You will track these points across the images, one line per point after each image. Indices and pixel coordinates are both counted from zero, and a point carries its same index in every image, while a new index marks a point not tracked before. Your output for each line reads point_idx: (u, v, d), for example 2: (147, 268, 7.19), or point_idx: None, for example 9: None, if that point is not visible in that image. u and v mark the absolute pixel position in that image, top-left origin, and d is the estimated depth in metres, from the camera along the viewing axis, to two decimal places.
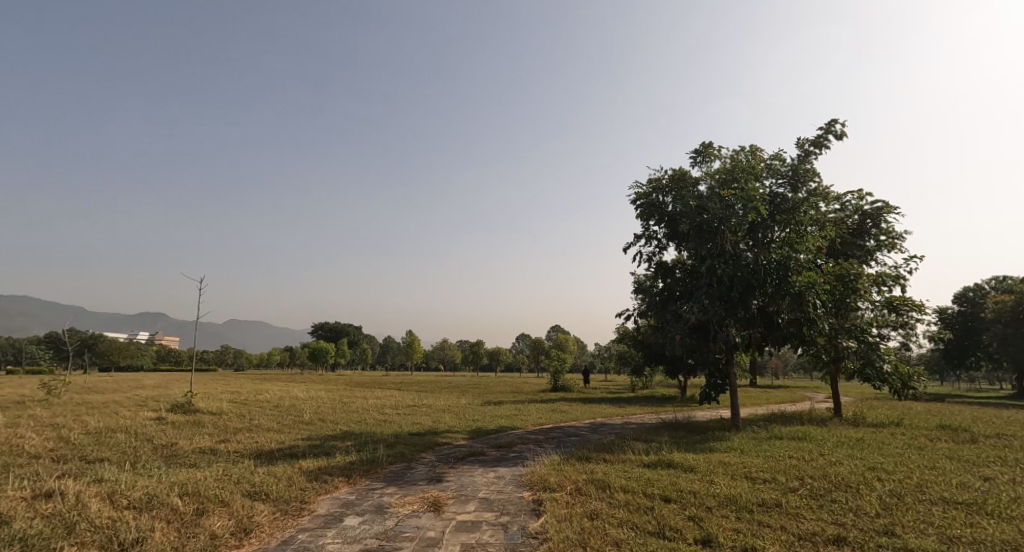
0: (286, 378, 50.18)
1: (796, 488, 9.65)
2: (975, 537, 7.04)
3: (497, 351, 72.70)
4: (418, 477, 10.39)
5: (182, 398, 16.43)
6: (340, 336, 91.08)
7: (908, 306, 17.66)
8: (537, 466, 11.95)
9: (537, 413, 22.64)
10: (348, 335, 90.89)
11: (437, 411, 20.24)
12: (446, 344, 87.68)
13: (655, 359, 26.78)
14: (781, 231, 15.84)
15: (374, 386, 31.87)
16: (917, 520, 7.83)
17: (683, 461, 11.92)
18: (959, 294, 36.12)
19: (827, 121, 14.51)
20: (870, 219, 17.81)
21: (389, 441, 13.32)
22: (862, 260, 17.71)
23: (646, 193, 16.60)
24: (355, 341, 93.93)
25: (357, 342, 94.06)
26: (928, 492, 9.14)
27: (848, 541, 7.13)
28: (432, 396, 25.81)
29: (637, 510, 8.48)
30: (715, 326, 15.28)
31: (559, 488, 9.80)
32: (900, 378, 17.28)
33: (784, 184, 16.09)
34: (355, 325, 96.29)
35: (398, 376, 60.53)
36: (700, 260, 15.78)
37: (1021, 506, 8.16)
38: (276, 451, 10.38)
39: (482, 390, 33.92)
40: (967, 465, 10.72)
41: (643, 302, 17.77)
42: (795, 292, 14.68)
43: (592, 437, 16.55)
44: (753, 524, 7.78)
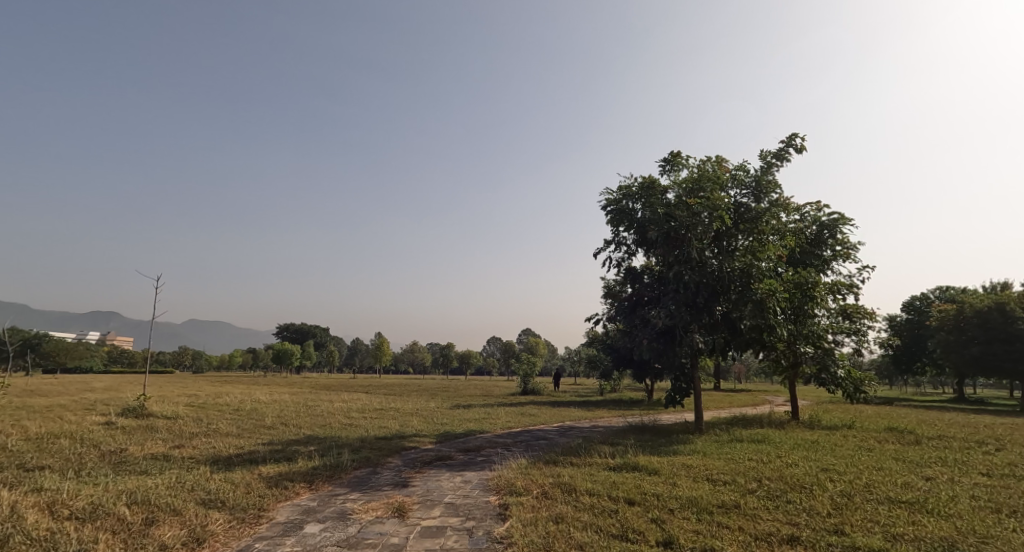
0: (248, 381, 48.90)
1: (754, 489, 9.96)
2: (916, 534, 7.41)
3: (467, 355, 72.40)
4: (384, 482, 10.33)
5: (134, 402, 15.82)
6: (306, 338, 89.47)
7: (861, 314, 18.42)
8: (504, 470, 11.99)
9: (505, 417, 22.69)
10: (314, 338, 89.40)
11: (405, 415, 20.07)
12: (416, 347, 87.03)
13: (623, 363, 27.18)
14: (744, 239, 16.36)
15: (340, 389, 31.37)
16: (865, 519, 8.20)
17: (648, 465, 12.14)
18: (908, 303, 37.87)
19: (789, 135, 15.09)
20: (827, 230, 18.49)
21: (354, 445, 13.20)
22: (819, 269, 18.40)
23: (616, 199, 16.90)
24: (322, 344, 92.51)
25: (324, 344, 92.63)
26: (875, 492, 9.57)
27: (801, 540, 7.40)
28: (400, 399, 25.62)
29: (601, 513, 8.62)
30: (681, 331, 15.63)
31: (525, 492, 9.87)
32: (853, 382, 18.00)
33: (748, 194, 16.57)
34: (322, 328, 94.65)
35: (365, 379, 59.78)
36: (668, 266, 16.11)
37: (959, 504, 8.62)
38: (235, 457, 10.13)
39: (451, 392, 33.78)
40: (912, 465, 11.27)
41: (613, 307, 18.06)
42: (757, 299, 15.19)
43: (560, 441, 16.70)
44: (712, 525, 8.02)
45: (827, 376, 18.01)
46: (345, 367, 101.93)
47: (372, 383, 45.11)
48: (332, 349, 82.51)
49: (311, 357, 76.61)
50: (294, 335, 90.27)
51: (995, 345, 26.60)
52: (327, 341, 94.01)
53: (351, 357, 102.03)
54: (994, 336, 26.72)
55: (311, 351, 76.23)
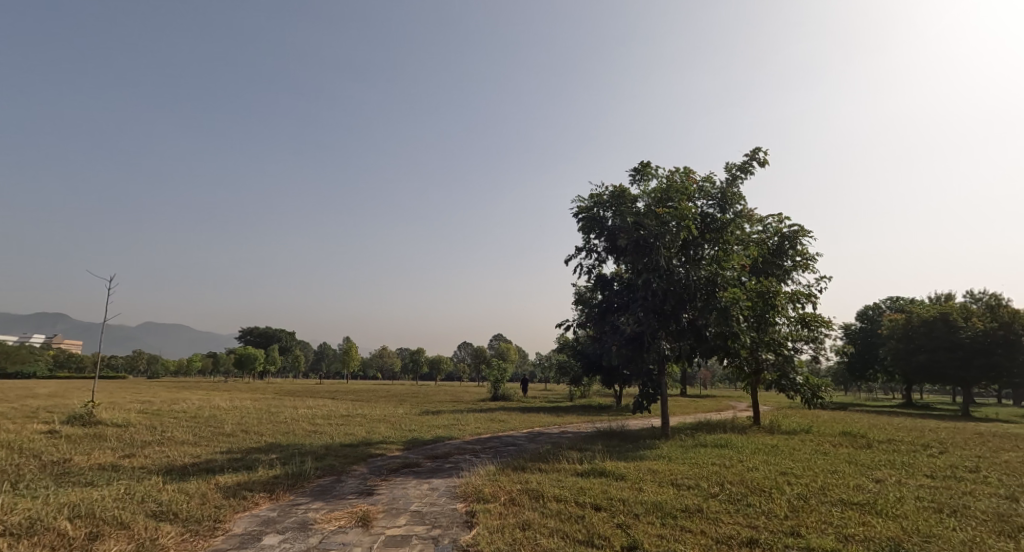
0: (207, 386, 47.47)
1: (716, 493, 10.21)
2: (866, 535, 7.71)
3: (437, 361, 71.87)
4: (348, 490, 10.19)
5: (81, 409, 15.17)
6: (271, 343, 87.45)
7: (818, 322, 19.09)
8: (472, 477, 11.97)
9: (474, 423, 22.66)
10: (279, 342, 87.49)
11: (372, 421, 19.82)
12: (385, 352, 86.17)
13: (593, 369, 27.48)
14: (710, 249, 16.80)
15: (305, 395, 30.76)
16: (819, 520, 8.51)
17: (615, 470, 12.31)
18: (861, 312, 39.42)
19: (753, 148, 15.60)
20: (788, 241, 19.14)
21: (318, 453, 12.97)
22: (781, 279, 18.99)
23: (587, 207, 17.14)
24: (288, 348, 90.61)
25: (290, 349, 90.73)
26: (829, 494, 9.94)
27: (759, 542, 7.62)
28: (367, 405, 25.30)
29: (568, 519, 8.71)
30: (648, 337, 15.88)
31: (493, 499, 9.88)
32: (810, 388, 18.62)
33: (714, 205, 17.00)
34: (288, 332, 92.67)
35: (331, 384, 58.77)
36: (636, 273, 16.39)
37: (906, 505, 9.02)
38: (190, 466, 9.83)
39: (419, 398, 33.49)
40: (864, 468, 11.73)
41: (583, 314, 18.28)
42: (721, 307, 15.58)
43: (529, 447, 16.76)
44: (675, 529, 8.18)
45: (786, 382, 18.57)
46: (311, 373, 99.90)
47: (338, 389, 44.36)
48: (298, 354, 80.88)
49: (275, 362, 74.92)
50: (258, 340, 88.04)
51: (940, 354, 27.75)
52: (292, 345, 92.03)
53: (318, 362, 100.23)
54: (939, 345, 27.87)
55: (276, 356, 74.47)
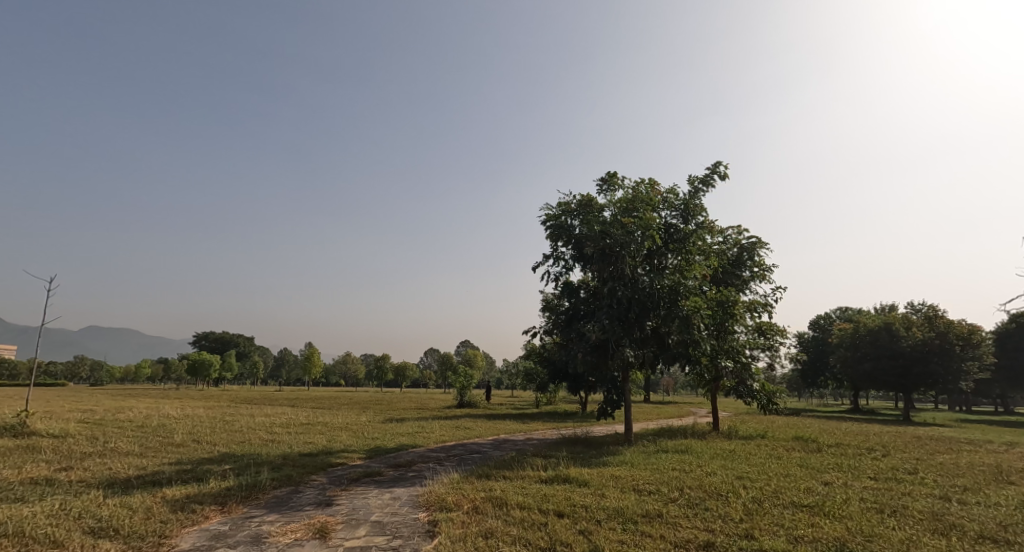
0: (155, 395, 45.31)
1: (675, 498, 10.42)
2: (814, 536, 7.99)
3: (402, 367, 70.91)
4: (306, 501, 9.96)
5: (13, 419, 14.32)
6: (227, 348, 84.74)
7: (774, 331, 19.78)
8: (436, 485, 11.87)
9: (439, 430, 22.46)
10: (236, 348, 84.86)
11: (333, 429, 19.40)
12: (349, 359, 84.74)
13: (559, 376, 27.67)
14: (673, 258, 17.19)
15: (263, 403, 29.81)
16: (772, 523, 8.79)
17: (578, 477, 12.40)
18: (814, 321, 40.96)
19: (714, 162, 16.11)
20: (746, 252, 19.80)
21: (274, 463, 12.61)
22: (740, 289, 19.56)
23: (555, 215, 17.31)
24: (246, 355, 87.96)
25: (247, 355, 88.09)
26: (781, 497, 10.28)
27: (715, 545, 7.80)
28: (329, 413, 24.76)
29: (531, 526, 8.73)
30: (613, 344, 16.09)
31: (455, 508, 9.83)
32: (766, 395, 19.23)
33: (677, 216, 17.42)
34: (246, 338, 89.98)
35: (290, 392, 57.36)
36: (602, 281, 16.61)
37: (851, 506, 9.40)
38: (135, 479, 9.42)
39: (383, 405, 32.94)
40: (815, 471, 12.18)
41: (550, 320, 18.43)
42: (683, 315, 15.99)
43: (493, 455, 16.73)
44: (636, 534, 8.30)
45: (744, 388, 19.29)
46: (271, 380, 97.14)
47: (299, 395, 43.30)
48: (257, 360, 78.68)
49: (232, 369, 72.56)
50: (214, 346, 85.23)
51: (884, 361, 29.05)
52: (251, 351, 89.34)
53: (277, 368, 97.71)
54: (883, 353, 29.16)
55: (232, 363, 72.16)
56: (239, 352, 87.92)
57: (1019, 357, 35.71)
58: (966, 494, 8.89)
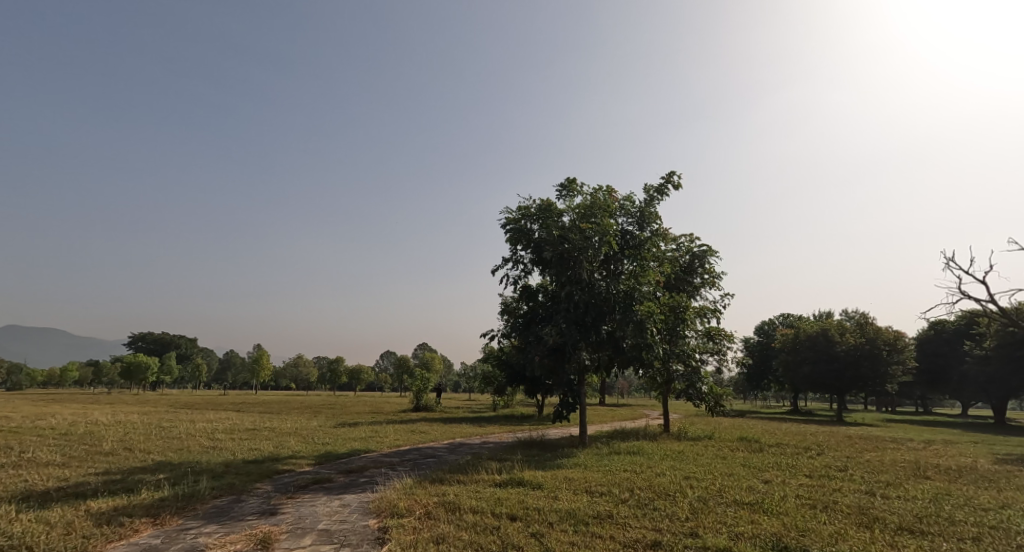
0: (82, 399, 42.53)
1: (626, 499, 10.60)
2: (753, 532, 8.27)
3: (357, 370, 69.24)
4: (248, 511, 9.60)
5: None
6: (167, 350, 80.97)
7: (722, 335, 20.44)
8: (387, 491, 11.66)
9: (392, 434, 22.12)
10: (176, 350, 81.17)
11: (280, 434, 18.76)
12: (300, 361, 82.49)
13: (516, 379, 27.73)
14: (629, 264, 17.53)
15: (206, 408, 28.50)
16: (715, 521, 9.05)
17: (532, 479, 12.44)
18: (760, 327, 42.69)
19: (669, 172, 16.51)
20: (698, 260, 20.42)
21: (215, 471, 12.06)
22: (690, 295, 20.16)
23: (515, 218, 17.35)
24: (187, 356, 84.21)
25: (189, 357, 84.39)
26: (725, 496, 10.61)
27: (661, 544, 7.94)
28: (276, 418, 23.91)
29: (484, 531, 8.69)
30: (569, 348, 16.25)
31: (407, 513, 9.67)
32: (713, 397, 19.83)
33: (634, 223, 17.76)
34: (187, 339, 86.13)
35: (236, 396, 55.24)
36: (560, 285, 16.77)
37: (788, 502, 9.82)
38: (56, 491, 8.83)
39: (336, 410, 32.17)
40: (756, 470, 12.62)
41: (508, 324, 18.48)
42: (637, 320, 16.29)
43: (448, 458, 16.60)
44: (586, 536, 8.38)
45: (694, 391, 19.65)
46: (215, 383, 92.96)
47: (244, 399, 41.53)
48: (200, 362, 75.23)
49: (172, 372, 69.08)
50: (152, 348, 81.35)
51: (821, 365, 30.51)
52: (193, 353, 85.14)
53: (222, 371, 93.94)
54: (821, 357, 30.63)
55: (173, 365, 68.96)
56: (180, 353, 83.62)
57: (938, 361, 38.18)
58: (889, 489, 9.42)
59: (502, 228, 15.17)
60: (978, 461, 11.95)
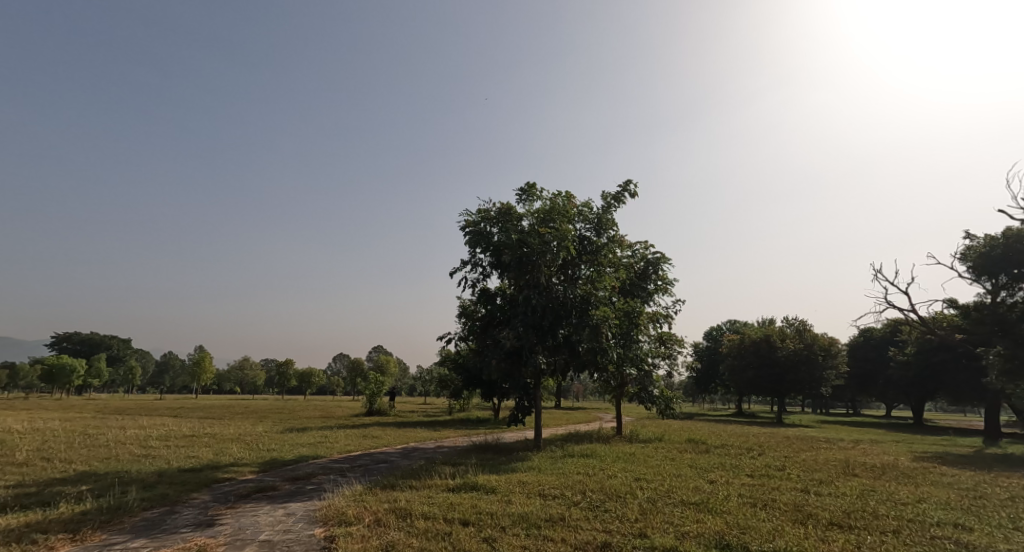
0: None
1: (578, 501, 10.64)
2: (698, 531, 8.45)
3: (306, 373, 67.26)
4: (182, 523, 9.09)
5: None
6: (96, 351, 76.45)
7: (673, 340, 20.93)
8: (335, 498, 11.30)
9: (343, 439, 21.55)
10: (107, 352, 76.76)
11: (222, 441, 17.92)
12: (246, 364, 79.55)
13: (472, 382, 27.55)
14: (586, 269, 17.70)
15: (140, 413, 26.96)
16: (662, 521, 9.19)
17: (486, 483, 12.33)
18: (708, 333, 44.16)
19: (626, 180, 16.80)
20: (651, 267, 20.86)
21: (146, 482, 11.37)
22: (644, 301, 20.52)
23: (474, 221, 17.26)
24: (119, 358, 79.77)
25: (121, 359, 79.97)
26: (672, 496, 10.84)
27: (611, 545, 7.99)
28: (218, 423, 22.86)
29: (434, 537, 8.51)
30: (526, 351, 16.22)
31: (355, 521, 9.39)
32: (664, 400, 20.26)
33: (591, 229, 17.94)
34: (119, 340, 81.50)
35: (173, 400, 52.62)
36: (518, 289, 16.79)
37: (730, 501, 10.10)
38: None
39: (283, 414, 31.10)
40: (702, 471, 12.93)
41: (466, 327, 18.34)
42: (593, 324, 16.43)
43: (401, 464, 16.29)
44: (538, 539, 8.34)
45: (645, 394, 20.03)
46: (149, 387, 88.50)
47: (181, 404, 39.64)
48: (134, 365, 71.28)
49: (101, 375, 65.27)
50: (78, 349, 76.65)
51: (764, 370, 31.70)
52: (125, 355, 80.75)
53: (159, 375, 89.46)
54: (763, 362, 31.86)
55: (102, 368, 65.05)
56: (110, 355, 79.00)
57: (865, 366, 40.38)
58: (822, 487, 9.82)
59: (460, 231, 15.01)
60: (901, 459, 12.66)
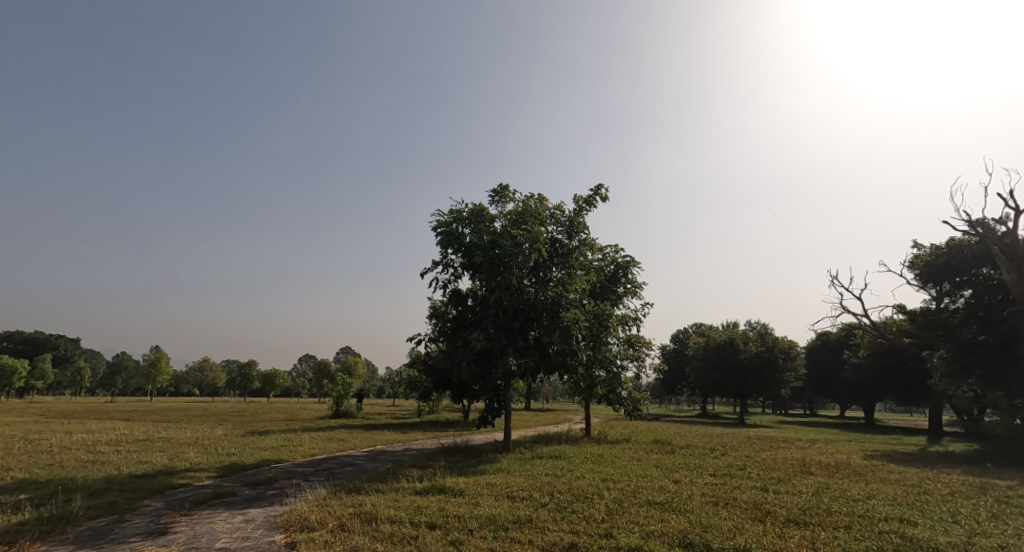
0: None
1: (546, 503, 10.61)
2: (663, 530, 8.51)
3: (270, 375, 65.52)
4: (131, 532, 8.68)
5: None
6: (41, 352, 72.78)
7: (641, 342, 21.16)
8: (298, 503, 11.00)
9: (307, 442, 21.06)
10: (54, 352, 73.19)
11: (178, 445, 17.26)
12: (206, 366, 77.15)
13: (441, 384, 27.31)
14: (558, 271, 17.71)
15: (92, 416, 25.75)
16: (628, 521, 9.24)
17: (454, 486, 12.19)
18: (675, 335, 45.01)
19: (598, 184, 16.91)
20: (621, 270, 21.08)
21: (94, 489, 10.84)
22: (614, 304, 20.65)
23: (447, 221, 17.09)
24: (67, 358, 76.17)
25: (69, 359, 76.36)
26: (638, 496, 10.91)
27: (578, 545, 7.97)
28: (175, 427, 22.02)
29: (400, 541, 8.33)
30: (497, 353, 16.14)
31: (318, 527, 9.12)
32: (632, 401, 20.46)
33: (563, 232, 17.97)
34: (67, 340, 77.80)
35: (123, 403, 50.37)
36: (490, 290, 16.70)
37: (694, 500, 10.24)
38: None
39: (244, 417, 30.19)
40: (667, 471, 13.08)
41: (436, 328, 18.15)
42: (563, 326, 16.45)
43: (367, 467, 15.99)
44: (505, 542, 8.25)
45: (614, 396, 20.19)
46: (100, 389, 84.71)
47: (134, 407, 38.01)
48: (83, 366, 68.32)
49: (45, 377, 62.34)
50: (22, 349, 72.84)
51: (727, 372, 32.38)
52: (73, 356, 77.14)
53: (111, 376, 85.75)
54: (727, 364, 32.53)
55: (47, 369, 61.91)
56: (57, 356, 75.33)
57: (822, 369, 41.74)
58: (781, 485, 10.03)
59: (432, 231, 14.83)
60: (854, 457, 13.08)
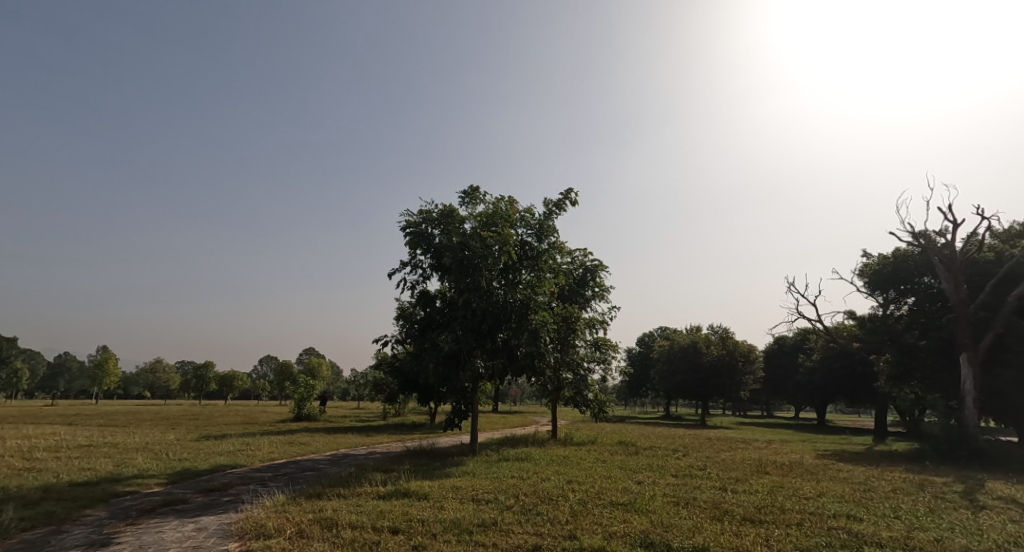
0: None
1: (510, 505, 10.50)
2: (625, 531, 8.50)
3: (228, 378, 63.29)
4: (69, 543, 8.16)
5: None
6: None
7: (607, 345, 21.28)
8: (254, 510, 10.58)
9: (266, 446, 20.39)
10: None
11: (126, 451, 16.42)
12: (160, 366, 74.20)
13: (407, 386, 26.93)
14: (527, 274, 17.61)
15: (33, 421, 24.31)
16: (591, 522, 9.24)
17: (418, 490, 11.94)
18: (640, 337, 45.68)
19: (567, 188, 16.94)
20: (589, 273, 21.15)
21: (31, 499, 10.18)
22: (582, 306, 20.77)
23: (416, 222, 16.82)
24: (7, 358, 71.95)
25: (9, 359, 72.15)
26: (602, 497, 10.92)
27: (542, 547, 7.87)
28: (124, 432, 20.96)
29: (360, 547, 8.08)
30: (464, 355, 15.91)
31: (275, 534, 8.77)
32: (598, 404, 20.52)
33: (532, 234, 17.93)
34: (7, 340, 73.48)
35: (65, 406, 47.62)
36: (458, 292, 16.48)
37: (655, 500, 10.30)
38: None
39: (200, 420, 29.05)
40: (630, 472, 13.20)
41: (404, 329, 17.85)
42: (532, 328, 16.32)
43: (329, 471, 15.57)
44: (468, 545, 8.10)
45: (580, 398, 20.25)
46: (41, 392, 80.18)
47: (79, 411, 36.06)
48: (20, 367, 64.83)
49: None
50: None
51: (690, 374, 32.91)
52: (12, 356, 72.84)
53: (54, 378, 81.38)
54: (690, 366, 33.04)
55: None
56: None
57: (778, 372, 42.96)
58: (739, 484, 10.18)
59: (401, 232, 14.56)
60: (808, 457, 13.45)
